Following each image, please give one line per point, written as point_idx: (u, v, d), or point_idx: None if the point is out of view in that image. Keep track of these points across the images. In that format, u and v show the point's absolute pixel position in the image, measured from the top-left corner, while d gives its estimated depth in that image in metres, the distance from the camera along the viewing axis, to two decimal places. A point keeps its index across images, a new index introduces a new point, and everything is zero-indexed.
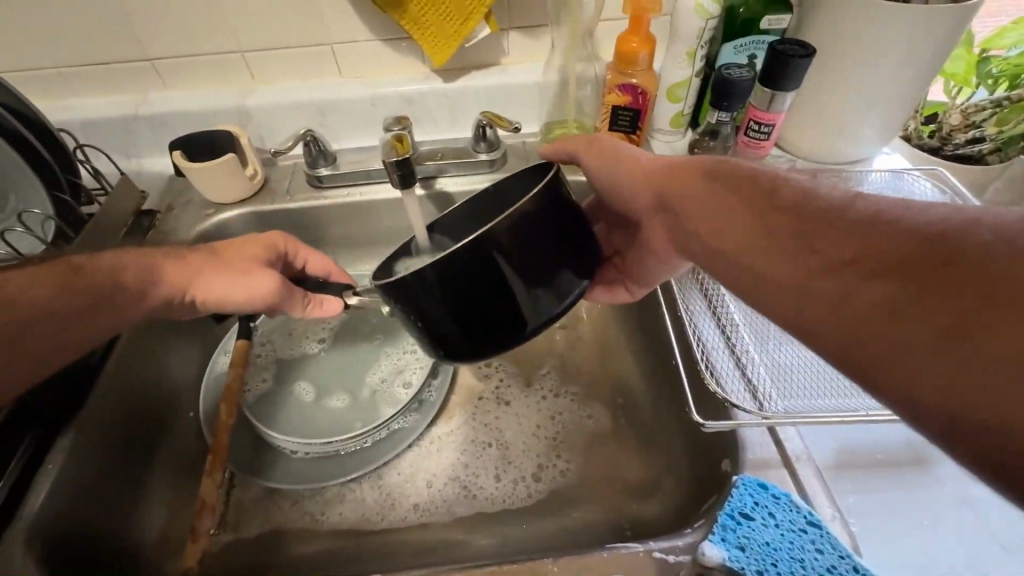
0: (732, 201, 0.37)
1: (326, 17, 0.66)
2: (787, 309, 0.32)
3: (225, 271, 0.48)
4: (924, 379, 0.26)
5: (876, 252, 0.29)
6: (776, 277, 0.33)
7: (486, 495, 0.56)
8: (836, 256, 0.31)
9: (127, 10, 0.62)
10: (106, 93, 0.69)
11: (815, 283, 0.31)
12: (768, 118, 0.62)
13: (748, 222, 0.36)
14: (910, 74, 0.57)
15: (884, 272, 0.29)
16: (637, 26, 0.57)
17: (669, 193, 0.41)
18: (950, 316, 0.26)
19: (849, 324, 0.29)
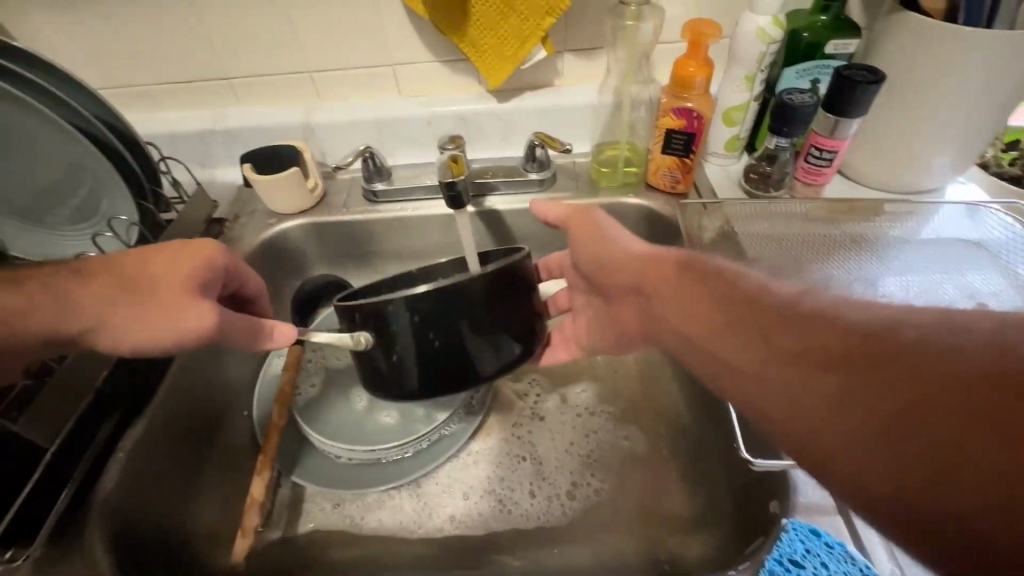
0: (701, 289, 0.41)
1: (389, 40, 0.69)
2: (745, 400, 0.35)
3: (160, 300, 0.45)
4: (883, 473, 0.27)
5: (822, 346, 0.32)
6: (740, 365, 0.35)
7: (521, 511, 0.56)
8: (787, 349, 0.33)
9: (212, 34, 0.68)
10: (188, 109, 0.75)
11: (768, 374, 0.33)
12: (830, 144, 0.60)
13: (712, 311, 0.39)
14: (991, 101, 0.54)
15: (829, 367, 0.31)
16: (695, 51, 0.57)
17: (648, 279, 0.45)
18: (901, 409, 0.28)
19: (807, 415, 0.31)
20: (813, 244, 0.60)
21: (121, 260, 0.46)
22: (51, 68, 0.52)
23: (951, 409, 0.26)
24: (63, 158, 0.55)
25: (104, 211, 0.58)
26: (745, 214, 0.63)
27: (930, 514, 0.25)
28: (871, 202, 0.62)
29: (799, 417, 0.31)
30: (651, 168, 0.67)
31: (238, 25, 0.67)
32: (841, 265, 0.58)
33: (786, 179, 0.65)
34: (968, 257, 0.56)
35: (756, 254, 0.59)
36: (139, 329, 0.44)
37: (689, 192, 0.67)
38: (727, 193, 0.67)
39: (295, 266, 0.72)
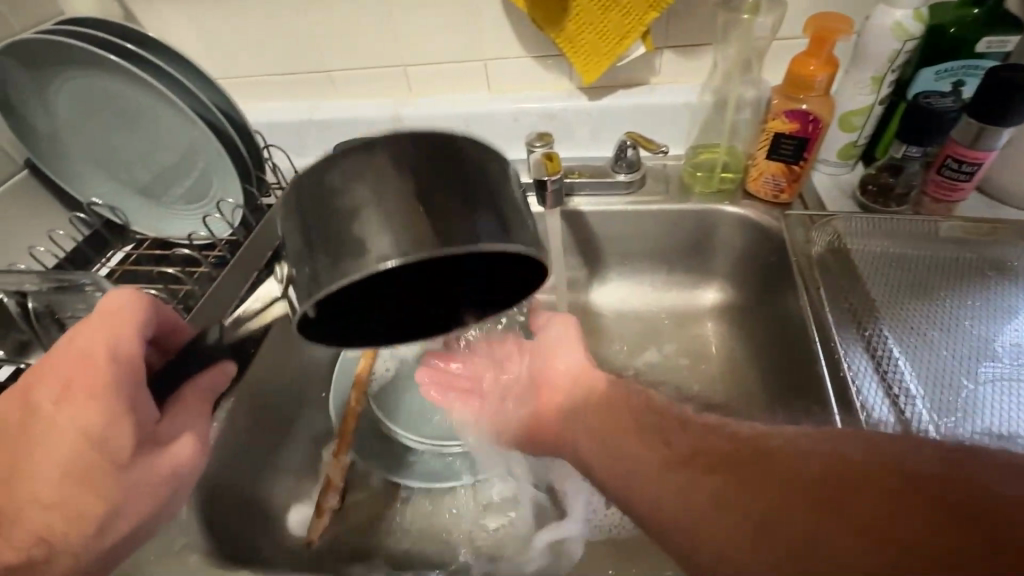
0: (619, 398, 0.40)
1: (484, 35, 0.69)
2: (652, 508, 0.33)
3: (121, 487, 0.35)
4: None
5: (713, 455, 0.33)
6: (639, 465, 0.35)
7: (590, 523, 0.53)
8: (686, 459, 0.33)
9: (318, 28, 0.70)
10: (289, 100, 0.79)
11: (669, 481, 0.33)
12: (973, 156, 0.52)
13: (626, 422, 0.38)
14: None
15: (717, 468, 0.32)
16: (818, 47, 0.52)
17: (578, 381, 0.43)
18: (789, 515, 0.28)
19: (705, 522, 0.30)
20: (978, 288, 0.52)
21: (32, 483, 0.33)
22: (177, 56, 0.55)
23: (838, 516, 0.27)
24: (182, 140, 0.59)
25: (214, 192, 0.62)
26: (863, 230, 0.57)
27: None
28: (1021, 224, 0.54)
29: (702, 527, 0.30)
30: (752, 174, 0.62)
31: (343, 19, 0.69)
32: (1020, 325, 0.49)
33: (911, 193, 0.58)
34: None
35: (871, 276, 0.53)
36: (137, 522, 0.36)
37: (793, 202, 0.62)
38: (839, 205, 0.61)
39: None
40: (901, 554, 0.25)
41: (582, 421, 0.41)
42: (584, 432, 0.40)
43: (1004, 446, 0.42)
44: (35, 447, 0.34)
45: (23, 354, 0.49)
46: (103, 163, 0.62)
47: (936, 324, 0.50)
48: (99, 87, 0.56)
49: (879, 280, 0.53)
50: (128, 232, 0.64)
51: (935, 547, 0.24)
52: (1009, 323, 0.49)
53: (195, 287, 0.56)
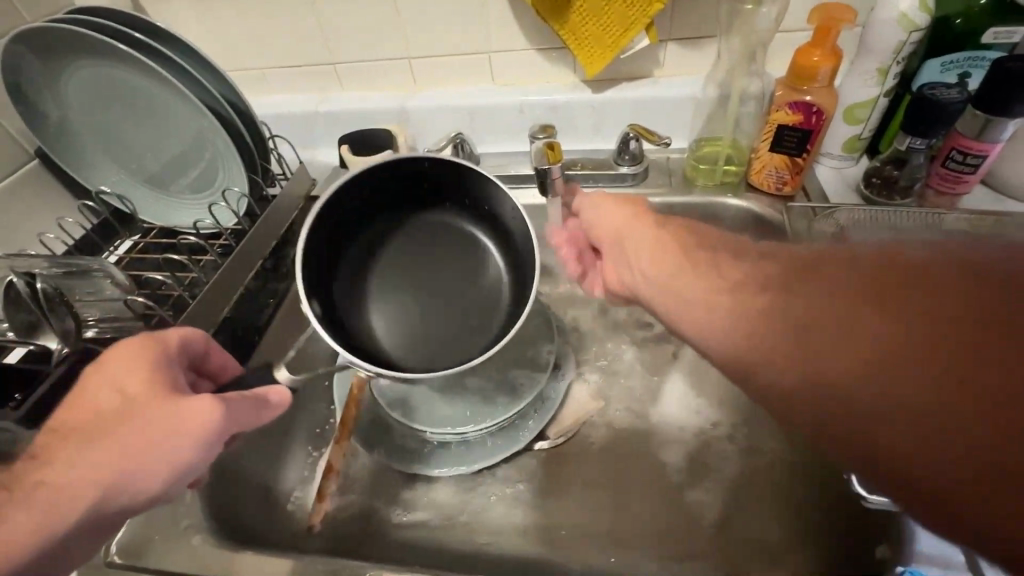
0: (673, 250, 0.42)
1: (489, 28, 0.69)
2: (713, 340, 0.36)
3: (140, 437, 0.35)
4: (814, 394, 0.29)
5: (755, 280, 0.35)
6: (668, 283, 0.41)
7: (589, 513, 0.53)
8: (730, 287, 0.37)
9: (325, 21, 0.71)
10: (295, 93, 0.79)
11: (720, 305, 0.36)
12: (979, 148, 0.52)
13: (687, 271, 0.40)
14: None
15: (763, 293, 0.34)
16: (822, 39, 0.52)
17: (645, 241, 0.44)
18: (821, 341, 0.30)
19: (724, 326, 0.36)
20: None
21: (74, 417, 0.36)
22: (184, 46, 0.56)
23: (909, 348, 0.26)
24: (189, 129, 0.59)
25: (220, 181, 0.63)
26: (867, 222, 0.56)
27: (911, 476, 0.25)
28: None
29: (768, 347, 0.32)
30: (755, 167, 0.62)
31: (349, 11, 0.69)
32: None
33: (915, 186, 0.58)
34: None
35: None
36: (140, 473, 0.35)
37: (796, 195, 0.62)
38: (842, 197, 0.61)
39: None
40: (983, 400, 0.24)
41: (654, 269, 0.42)
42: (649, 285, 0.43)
43: None
44: (82, 394, 0.36)
45: (34, 336, 0.48)
46: (113, 152, 0.63)
47: None
48: (108, 76, 0.57)
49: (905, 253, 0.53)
50: (135, 222, 0.65)
51: (1014, 396, 0.23)
52: None
53: (201, 275, 0.56)
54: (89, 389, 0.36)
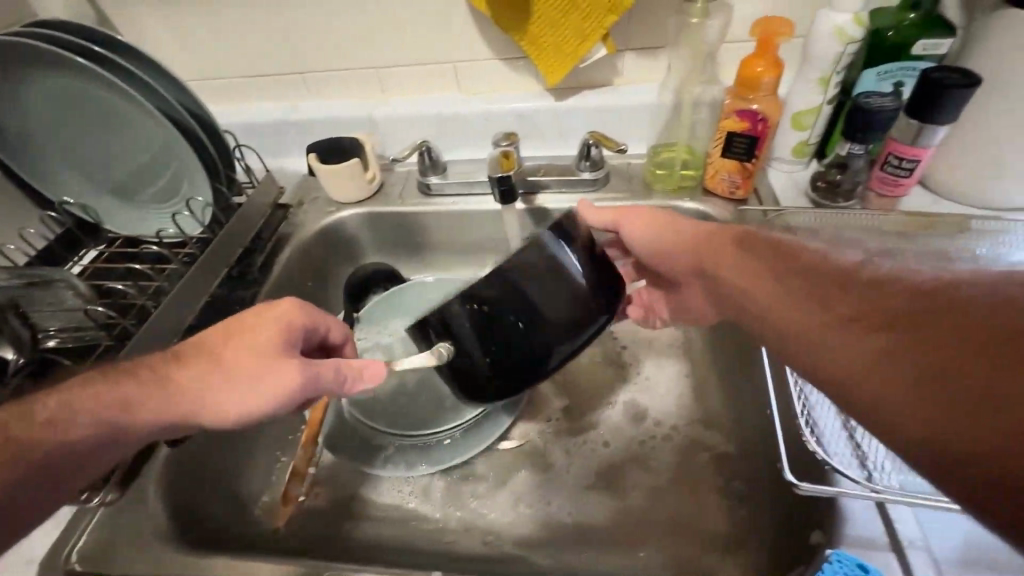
0: (746, 257, 0.41)
1: (453, 38, 0.71)
2: (768, 324, 0.36)
3: (249, 382, 0.40)
4: (900, 393, 0.27)
5: (838, 285, 0.33)
6: (740, 285, 0.40)
7: (550, 508, 0.54)
8: (795, 280, 0.36)
9: (293, 32, 0.72)
10: (263, 102, 0.80)
11: (781, 297, 0.36)
12: (912, 153, 0.56)
13: (757, 270, 0.39)
14: None
15: (845, 296, 0.32)
16: (764, 50, 0.55)
17: (710, 260, 0.44)
18: (915, 344, 0.27)
19: (799, 323, 0.33)
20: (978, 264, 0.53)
21: (224, 337, 0.43)
22: (149, 60, 0.57)
23: (950, 359, 0.26)
24: (153, 140, 0.60)
25: (184, 191, 0.63)
26: (810, 224, 0.59)
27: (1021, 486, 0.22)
28: (955, 216, 0.56)
29: (814, 335, 0.32)
30: (709, 172, 0.64)
31: (316, 23, 0.71)
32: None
33: (857, 189, 0.61)
34: None
35: None
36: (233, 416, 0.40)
37: (749, 199, 0.64)
38: (792, 200, 0.64)
39: (350, 254, 0.75)
40: None
41: (724, 270, 0.42)
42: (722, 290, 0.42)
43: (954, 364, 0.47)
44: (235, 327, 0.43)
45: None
46: (77, 162, 0.64)
47: None
48: (71, 87, 0.57)
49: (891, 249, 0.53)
50: (99, 231, 0.65)
51: None
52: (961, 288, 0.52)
53: (165, 283, 0.57)
54: (242, 325, 0.43)
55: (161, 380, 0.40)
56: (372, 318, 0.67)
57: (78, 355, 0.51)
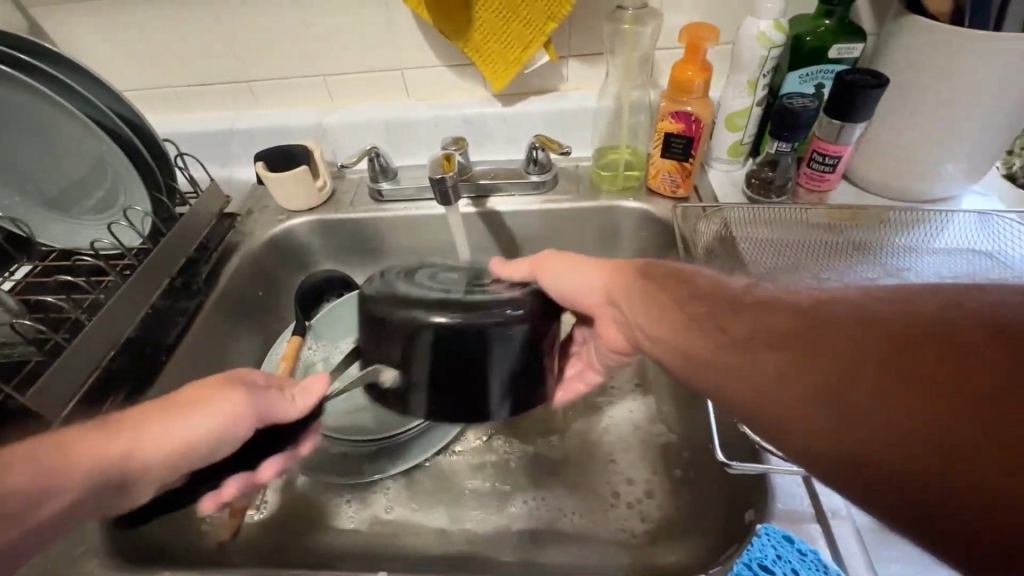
0: (667, 300, 0.39)
1: (400, 47, 0.72)
2: (716, 375, 0.33)
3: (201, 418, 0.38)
4: (870, 434, 0.25)
5: (759, 324, 0.32)
6: (667, 332, 0.38)
7: (504, 508, 0.55)
8: (721, 325, 0.34)
9: (235, 40, 0.72)
10: (208, 112, 0.79)
11: (715, 342, 0.33)
12: (834, 150, 0.60)
13: (676, 314, 0.37)
14: (987, 111, 0.54)
15: (773, 341, 0.31)
16: (693, 55, 0.58)
17: (623, 294, 0.43)
18: (860, 376, 0.27)
19: (742, 374, 0.31)
20: (896, 257, 0.58)
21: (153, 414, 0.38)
22: (80, 69, 0.56)
23: (929, 377, 0.25)
24: (87, 150, 0.59)
25: (122, 201, 0.62)
26: (746, 220, 0.62)
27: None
28: (877, 208, 0.60)
29: (759, 381, 0.30)
30: (651, 172, 0.67)
31: (259, 32, 0.71)
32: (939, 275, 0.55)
33: (788, 185, 0.64)
34: (974, 262, 0.56)
35: (751, 253, 0.59)
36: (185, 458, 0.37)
37: (690, 197, 0.67)
38: (729, 197, 0.67)
39: (301, 262, 0.74)
40: None
41: (649, 318, 0.39)
42: (652, 341, 0.40)
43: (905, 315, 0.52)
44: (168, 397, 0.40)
45: None
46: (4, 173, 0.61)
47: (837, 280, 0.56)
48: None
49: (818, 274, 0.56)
50: (33, 246, 0.63)
51: None
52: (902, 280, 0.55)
53: (101, 295, 0.55)
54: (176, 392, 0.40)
55: (133, 412, 0.39)
56: (323, 327, 0.67)
57: (8, 376, 0.49)
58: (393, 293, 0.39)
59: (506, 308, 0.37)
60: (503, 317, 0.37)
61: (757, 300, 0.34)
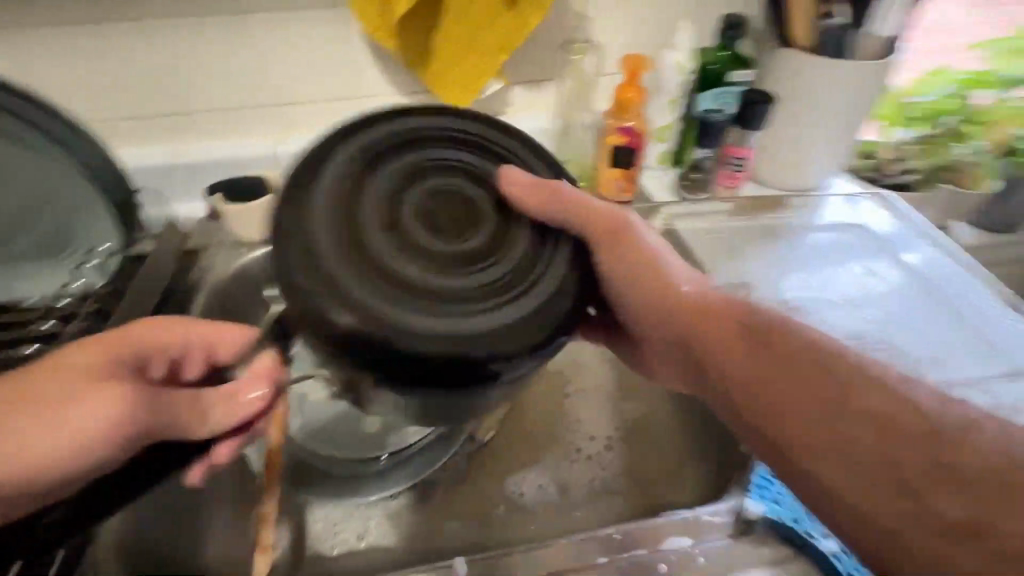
0: (735, 327, 0.44)
1: (356, 76, 0.74)
2: (833, 474, 0.38)
3: (84, 414, 0.39)
4: (848, 480, 0.37)
5: (815, 379, 0.40)
6: (726, 353, 0.44)
7: (524, 496, 0.60)
8: (785, 363, 0.41)
9: (178, 72, 0.69)
10: (138, 146, 0.73)
11: (767, 377, 0.41)
12: (742, 152, 0.75)
13: (750, 344, 0.43)
14: (845, 118, 0.72)
15: (819, 395, 0.39)
16: (631, 80, 0.70)
17: (704, 320, 0.46)
18: (863, 449, 0.37)
19: (787, 407, 0.40)
20: (802, 235, 0.73)
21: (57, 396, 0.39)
22: (44, 106, 0.54)
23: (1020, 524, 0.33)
24: (46, 189, 0.56)
25: (79, 240, 0.58)
26: (686, 213, 0.74)
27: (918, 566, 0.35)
28: (780, 198, 0.77)
29: (794, 415, 0.40)
30: (600, 181, 0.75)
31: (203, 62, 0.69)
32: (850, 263, 0.70)
33: (709, 183, 0.78)
34: (866, 244, 0.72)
35: (693, 243, 0.71)
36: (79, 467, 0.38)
37: (634, 200, 0.76)
38: (664, 197, 0.78)
39: (265, 291, 0.69)
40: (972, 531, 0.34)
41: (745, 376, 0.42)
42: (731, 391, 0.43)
43: (827, 302, 0.65)
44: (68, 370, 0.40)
45: None
46: None
47: (773, 267, 0.69)
48: None
49: (778, 279, 0.68)
50: None
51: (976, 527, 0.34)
52: (820, 267, 0.69)
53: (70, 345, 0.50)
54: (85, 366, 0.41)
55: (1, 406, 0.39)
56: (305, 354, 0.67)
57: None
58: (391, 309, 0.35)
59: (500, 340, 0.36)
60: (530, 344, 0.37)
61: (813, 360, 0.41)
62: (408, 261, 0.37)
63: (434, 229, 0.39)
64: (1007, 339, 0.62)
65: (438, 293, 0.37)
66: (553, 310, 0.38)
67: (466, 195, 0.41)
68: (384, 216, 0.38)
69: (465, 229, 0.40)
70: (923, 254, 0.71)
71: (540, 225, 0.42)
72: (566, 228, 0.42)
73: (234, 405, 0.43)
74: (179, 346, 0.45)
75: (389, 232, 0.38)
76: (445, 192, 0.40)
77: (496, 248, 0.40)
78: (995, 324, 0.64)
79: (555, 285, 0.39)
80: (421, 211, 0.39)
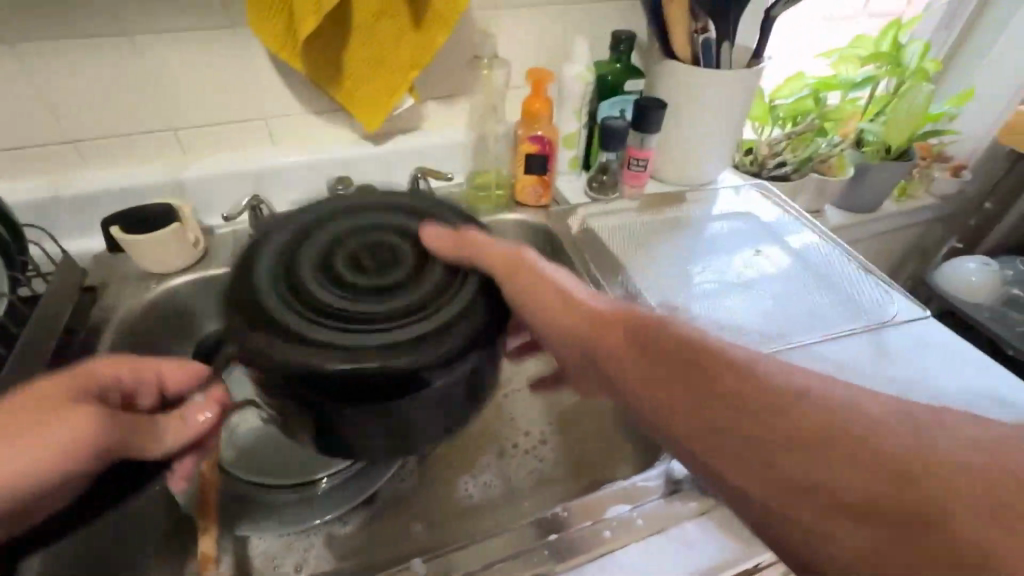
0: (643, 335, 0.42)
1: (264, 98, 0.73)
2: (766, 498, 0.35)
3: (8, 454, 0.36)
4: (793, 505, 0.34)
5: (726, 392, 0.37)
6: (636, 366, 0.41)
7: (474, 496, 0.61)
8: (692, 379, 0.38)
9: (61, 98, 0.65)
10: (18, 180, 0.67)
11: (679, 398, 0.38)
12: (642, 154, 0.82)
13: (656, 359, 0.40)
14: (724, 120, 0.82)
15: (737, 411, 0.36)
16: (537, 91, 0.75)
17: (614, 330, 0.43)
18: (797, 461, 0.34)
19: (708, 431, 0.37)
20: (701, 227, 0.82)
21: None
22: None
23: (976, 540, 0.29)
24: None
25: None
26: (599, 214, 0.80)
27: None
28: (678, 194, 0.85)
29: (715, 438, 0.36)
30: (518, 188, 0.79)
31: (90, 86, 0.65)
32: (743, 248, 0.79)
33: (617, 184, 0.85)
34: (754, 231, 0.81)
35: (608, 240, 0.76)
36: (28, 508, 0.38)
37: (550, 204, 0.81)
38: (577, 198, 0.85)
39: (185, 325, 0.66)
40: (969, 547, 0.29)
41: (661, 388, 0.39)
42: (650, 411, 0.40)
43: (728, 287, 0.72)
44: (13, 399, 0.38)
45: None
46: None
47: (676, 257, 0.76)
48: None
49: (684, 270, 0.74)
50: None
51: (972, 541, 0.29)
52: (717, 255, 0.77)
53: None
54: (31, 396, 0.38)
55: None
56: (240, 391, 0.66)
57: None
58: (307, 340, 0.37)
59: (410, 353, 0.37)
60: (442, 357, 0.37)
61: (726, 365, 0.38)
62: (319, 303, 0.40)
63: (361, 270, 0.43)
64: (870, 299, 0.73)
65: (348, 320, 0.39)
66: (462, 328, 0.39)
67: (389, 245, 0.45)
68: (316, 260, 0.43)
69: (379, 271, 0.43)
70: (800, 236, 0.82)
71: (451, 263, 0.44)
72: (469, 263, 0.44)
73: (185, 427, 0.46)
74: (131, 376, 0.45)
75: (302, 277, 0.42)
76: (373, 245, 0.45)
77: (409, 285, 0.43)
78: (859, 290, 0.74)
79: (471, 300, 0.41)
80: (350, 258, 0.44)
